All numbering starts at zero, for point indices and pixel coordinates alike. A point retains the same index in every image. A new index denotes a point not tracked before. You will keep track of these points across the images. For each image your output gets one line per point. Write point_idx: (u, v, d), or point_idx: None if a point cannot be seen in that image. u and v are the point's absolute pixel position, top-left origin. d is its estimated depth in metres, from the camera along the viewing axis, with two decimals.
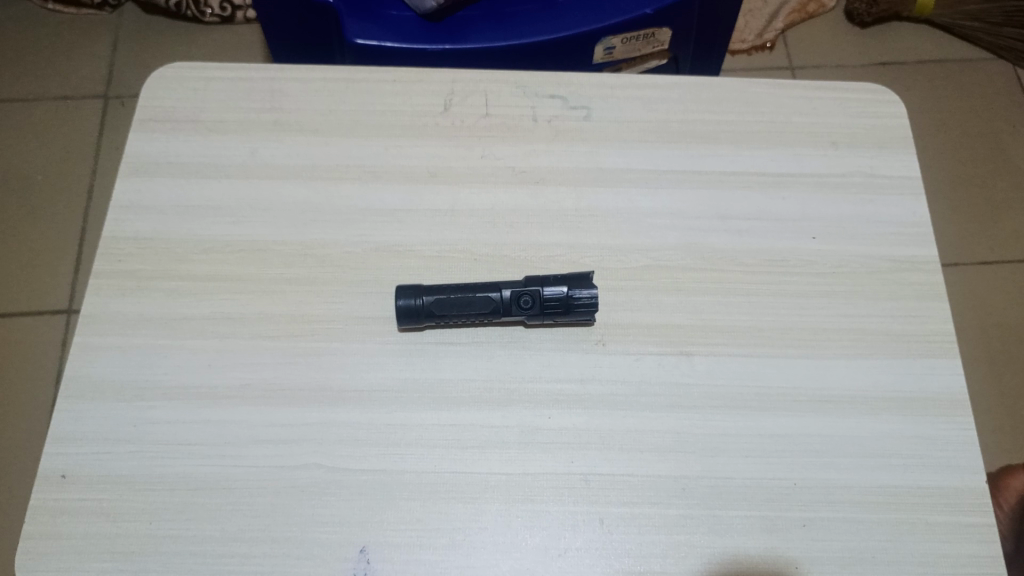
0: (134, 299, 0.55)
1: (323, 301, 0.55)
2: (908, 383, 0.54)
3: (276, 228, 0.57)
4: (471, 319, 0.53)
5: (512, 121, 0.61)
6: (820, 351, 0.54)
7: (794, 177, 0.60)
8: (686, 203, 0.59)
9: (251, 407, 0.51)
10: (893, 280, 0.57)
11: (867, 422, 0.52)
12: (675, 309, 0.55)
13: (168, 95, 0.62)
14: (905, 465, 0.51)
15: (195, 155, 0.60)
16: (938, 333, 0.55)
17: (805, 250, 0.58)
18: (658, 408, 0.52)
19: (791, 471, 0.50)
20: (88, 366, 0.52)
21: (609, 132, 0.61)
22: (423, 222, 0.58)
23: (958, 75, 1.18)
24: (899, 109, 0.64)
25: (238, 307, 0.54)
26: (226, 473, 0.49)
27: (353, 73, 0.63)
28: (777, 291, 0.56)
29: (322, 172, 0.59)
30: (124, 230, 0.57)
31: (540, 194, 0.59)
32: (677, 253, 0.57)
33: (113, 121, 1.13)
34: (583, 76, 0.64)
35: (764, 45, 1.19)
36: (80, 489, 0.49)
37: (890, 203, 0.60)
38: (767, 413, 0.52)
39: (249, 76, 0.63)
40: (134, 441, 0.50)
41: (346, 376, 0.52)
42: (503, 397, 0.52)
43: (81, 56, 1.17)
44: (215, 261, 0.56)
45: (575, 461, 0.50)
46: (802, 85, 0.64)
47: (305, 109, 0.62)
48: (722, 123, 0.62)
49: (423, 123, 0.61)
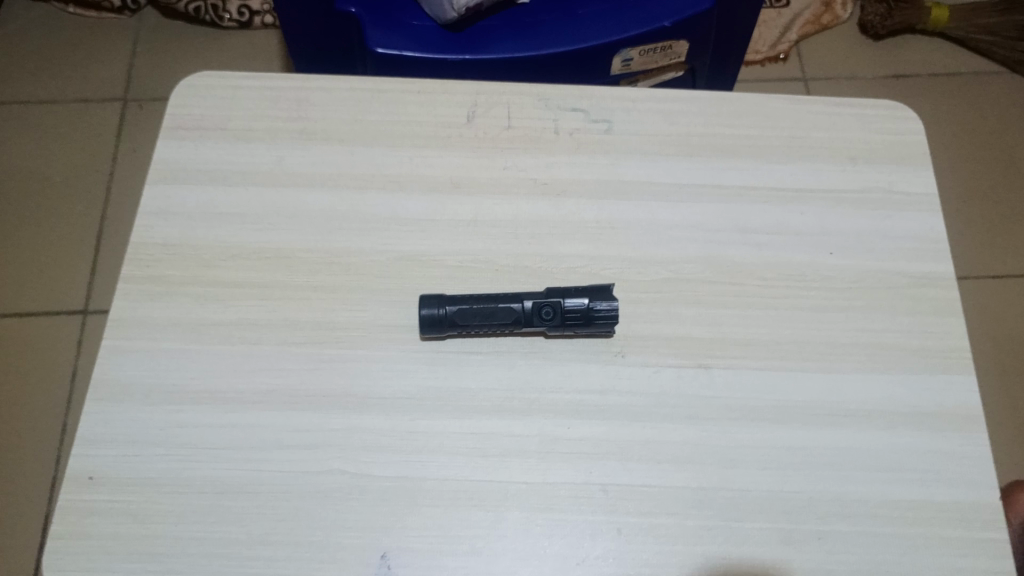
0: (161, 304, 0.56)
1: (347, 308, 0.56)
2: (925, 398, 0.54)
3: (301, 236, 0.58)
4: (495, 328, 0.54)
5: (534, 133, 0.62)
6: (838, 364, 0.55)
7: (812, 192, 0.61)
8: (706, 216, 0.60)
9: (276, 410, 0.52)
10: (910, 295, 0.58)
11: (883, 436, 0.53)
12: (694, 321, 0.56)
13: (196, 103, 0.63)
14: (921, 479, 0.51)
15: (223, 162, 0.61)
16: (956, 350, 0.56)
17: (823, 265, 0.58)
18: (677, 419, 0.53)
19: (808, 484, 0.51)
20: (116, 369, 0.53)
21: (630, 145, 0.62)
22: (446, 232, 0.58)
23: (972, 90, 1.19)
24: (916, 125, 0.64)
25: (264, 313, 0.55)
26: (251, 477, 0.50)
27: (378, 83, 0.64)
28: (795, 305, 0.57)
29: (347, 181, 0.60)
30: (152, 235, 0.58)
31: (561, 206, 0.60)
32: (697, 266, 0.58)
33: (134, 123, 1.14)
34: (604, 89, 0.65)
35: (778, 56, 1.20)
36: (108, 490, 0.50)
37: (907, 219, 0.60)
38: (784, 426, 0.53)
39: (275, 85, 0.64)
40: (161, 443, 0.51)
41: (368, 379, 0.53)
42: (524, 406, 0.53)
43: (102, 58, 1.19)
44: (241, 268, 0.57)
45: (595, 471, 0.51)
46: (822, 101, 0.65)
47: (330, 118, 0.63)
48: (741, 136, 0.63)
49: (448, 133, 0.62)
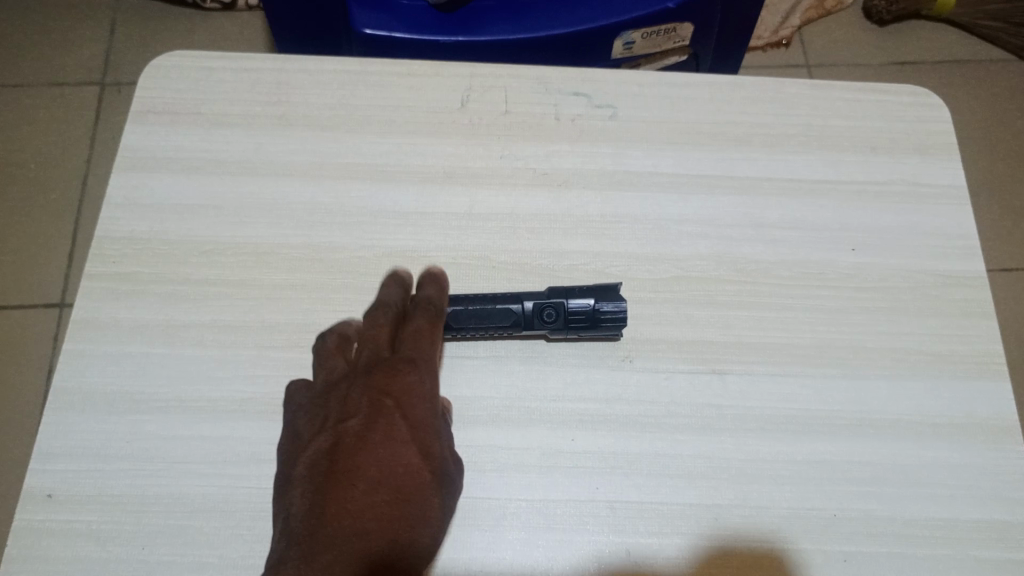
0: (128, 304, 0.51)
1: (330, 309, 0.51)
2: (954, 407, 0.50)
3: (281, 230, 0.54)
4: (493, 331, 0.49)
5: (533, 119, 0.58)
6: (861, 371, 0.51)
7: (831, 185, 0.57)
8: (718, 210, 0.55)
9: (332, 353, 0.47)
10: (936, 296, 0.54)
11: (911, 449, 0.49)
12: (706, 324, 0.52)
13: (167, 85, 0.58)
14: (953, 496, 0.48)
15: (196, 150, 0.56)
16: (986, 354, 0.52)
17: (844, 263, 0.54)
18: (689, 430, 0.49)
19: (830, 500, 0.47)
20: (78, 376, 0.49)
21: (636, 132, 0.58)
22: (438, 226, 0.54)
23: (980, 78, 1.15)
24: (940, 113, 0.60)
25: (240, 315, 0.51)
26: (226, 495, 0.46)
27: (364, 65, 0.59)
28: (814, 306, 0.53)
29: (331, 171, 0.56)
30: (119, 229, 0.54)
31: (562, 198, 0.55)
32: (709, 264, 0.54)
33: (111, 107, 1.09)
34: (608, 72, 0.60)
35: (781, 41, 1.15)
36: (68, 510, 0.45)
37: (932, 214, 0.56)
38: (805, 438, 0.49)
39: (254, 66, 0.59)
40: (128, 458, 0.47)
41: (433, 306, 0.47)
42: (523, 416, 0.48)
43: (77, 40, 1.13)
44: (216, 265, 0.52)
45: (600, 487, 0.47)
46: (840, 87, 0.60)
47: (313, 102, 0.58)
48: (754, 124, 0.58)
49: (440, 119, 0.58)
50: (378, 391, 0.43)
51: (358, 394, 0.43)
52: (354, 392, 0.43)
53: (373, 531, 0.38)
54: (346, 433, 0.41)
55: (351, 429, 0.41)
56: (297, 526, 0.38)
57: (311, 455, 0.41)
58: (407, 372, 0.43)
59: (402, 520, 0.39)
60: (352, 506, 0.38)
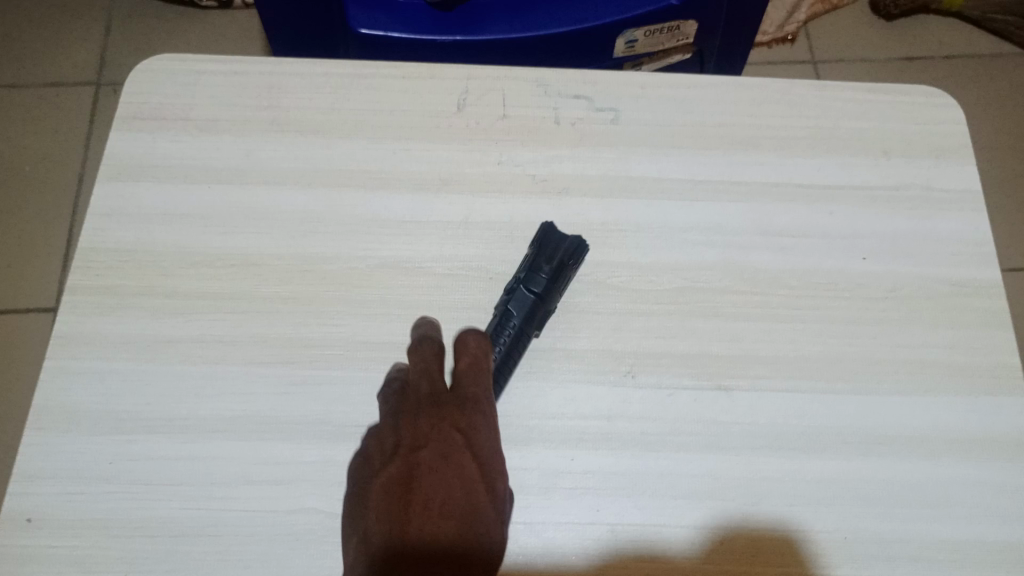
0: (112, 318, 0.49)
1: (322, 323, 0.49)
2: (972, 423, 0.48)
3: (271, 240, 0.52)
4: (512, 357, 0.47)
5: (533, 123, 0.56)
6: (873, 385, 0.49)
7: (843, 190, 0.55)
8: (725, 217, 0.53)
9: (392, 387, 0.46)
10: (952, 305, 0.52)
11: (926, 467, 0.47)
12: (712, 336, 0.50)
13: (154, 90, 0.56)
14: (971, 517, 0.46)
15: (183, 156, 0.54)
16: (1005, 367, 0.50)
17: (855, 271, 0.52)
18: (696, 448, 0.47)
19: (842, 521, 0.45)
20: (60, 394, 0.47)
21: (639, 136, 0.56)
22: (434, 235, 0.52)
23: (991, 73, 1.12)
24: (955, 114, 0.58)
25: (228, 329, 0.49)
26: (214, 518, 0.44)
27: (357, 67, 0.57)
28: (824, 317, 0.51)
29: (322, 178, 0.54)
30: (103, 240, 0.52)
31: (563, 205, 0.53)
32: (716, 274, 0.52)
33: (105, 108, 1.07)
34: (610, 73, 0.58)
35: (786, 37, 1.13)
36: (49, 534, 0.44)
37: (947, 219, 0.54)
38: (816, 456, 0.47)
39: (243, 69, 0.57)
40: (112, 479, 0.45)
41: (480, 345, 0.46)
42: (522, 435, 0.47)
43: (71, 39, 1.11)
44: (204, 277, 0.51)
45: (603, 508, 0.45)
46: (851, 87, 0.58)
47: (305, 106, 0.56)
48: (762, 127, 0.56)
49: (436, 124, 0.56)
50: (448, 425, 0.44)
51: (427, 425, 0.45)
52: (421, 425, 0.44)
53: (449, 559, 0.41)
54: (419, 466, 0.43)
55: (425, 460, 0.43)
56: (380, 551, 0.40)
57: (386, 482, 0.43)
58: (474, 409, 0.45)
59: (476, 545, 0.41)
60: (432, 533, 0.41)
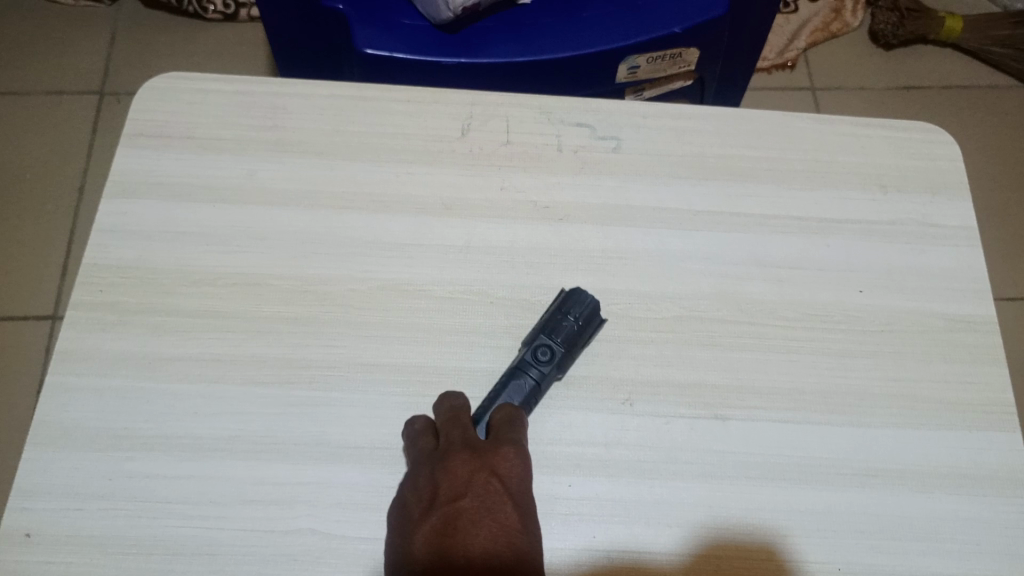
0: (113, 335, 0.50)
1: (321, 343, 0.50)
2: (963, 457, 0.49)
3: (273, 259, 0.52)
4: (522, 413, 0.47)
5: (535, 149, 0.57)
6: (867, 418, 0.49)
7: (840, 223, 0.55)
8: (723, 247, 0.54)
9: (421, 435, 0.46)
10: (945, 340, 0.52)
11: (918, 500, 0.47)
12: (709, 366, 0.50)
13: (161, 108, 0.57)
14: (962, 552, 0.46)
15: (188, 174, 0.55)
16: (997, 403, 0.50)
17: (850, 304, 0.53)
18: (690, 477, 0.47)
19: (834, 553, 0.45)
20: (58, 409, 0.47)
21: (640, 165, 0.56)
22: (435, 259, 0.53)
23: (987, 105, 1.14)
24: (951, 150, 0.59)
25: (228, 348, 0.49)
26: (209, 537, 0.44)
27: (363, 90, 0.58)
28: (819, 349, 0.51)
29: (325, 199, 0.54)
30: (106, 256, 0.52)
31: (563, 231, 0.54)
32: (713, 304, 0.52)
33: (108, 118, 1.07)
34: (612, 102, 0.59)
35: (786, 63, 1.15)
36: (43, 551, 0.44)
37: (942, 255, 0.55)
38: (810, 487, 0.47)
39: (250, 90, 0.58)
40: (108, 496, 0.45)
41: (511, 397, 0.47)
42: None
43: (76, 49, 1.12)
44: (205, 295, 0.51)
45: (597, 535, 0.45)
46: (849, 121, 0.59)
47: (309, 128, 0.57)
48: (761, 158, 0.57)
49: (439, 148, 0.56)
50: (484, 471, 0.44)
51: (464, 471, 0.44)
52: (458, 469, 0.44)
53: None
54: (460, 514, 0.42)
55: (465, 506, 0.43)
56: None
57: (427, 529, 0.42)
58: (509, 454, 0.44)
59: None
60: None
